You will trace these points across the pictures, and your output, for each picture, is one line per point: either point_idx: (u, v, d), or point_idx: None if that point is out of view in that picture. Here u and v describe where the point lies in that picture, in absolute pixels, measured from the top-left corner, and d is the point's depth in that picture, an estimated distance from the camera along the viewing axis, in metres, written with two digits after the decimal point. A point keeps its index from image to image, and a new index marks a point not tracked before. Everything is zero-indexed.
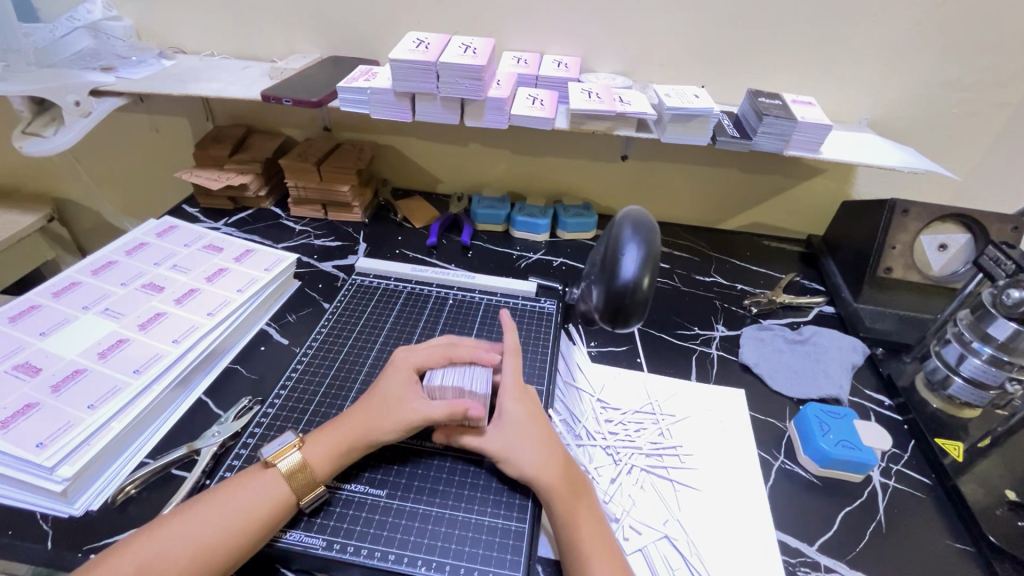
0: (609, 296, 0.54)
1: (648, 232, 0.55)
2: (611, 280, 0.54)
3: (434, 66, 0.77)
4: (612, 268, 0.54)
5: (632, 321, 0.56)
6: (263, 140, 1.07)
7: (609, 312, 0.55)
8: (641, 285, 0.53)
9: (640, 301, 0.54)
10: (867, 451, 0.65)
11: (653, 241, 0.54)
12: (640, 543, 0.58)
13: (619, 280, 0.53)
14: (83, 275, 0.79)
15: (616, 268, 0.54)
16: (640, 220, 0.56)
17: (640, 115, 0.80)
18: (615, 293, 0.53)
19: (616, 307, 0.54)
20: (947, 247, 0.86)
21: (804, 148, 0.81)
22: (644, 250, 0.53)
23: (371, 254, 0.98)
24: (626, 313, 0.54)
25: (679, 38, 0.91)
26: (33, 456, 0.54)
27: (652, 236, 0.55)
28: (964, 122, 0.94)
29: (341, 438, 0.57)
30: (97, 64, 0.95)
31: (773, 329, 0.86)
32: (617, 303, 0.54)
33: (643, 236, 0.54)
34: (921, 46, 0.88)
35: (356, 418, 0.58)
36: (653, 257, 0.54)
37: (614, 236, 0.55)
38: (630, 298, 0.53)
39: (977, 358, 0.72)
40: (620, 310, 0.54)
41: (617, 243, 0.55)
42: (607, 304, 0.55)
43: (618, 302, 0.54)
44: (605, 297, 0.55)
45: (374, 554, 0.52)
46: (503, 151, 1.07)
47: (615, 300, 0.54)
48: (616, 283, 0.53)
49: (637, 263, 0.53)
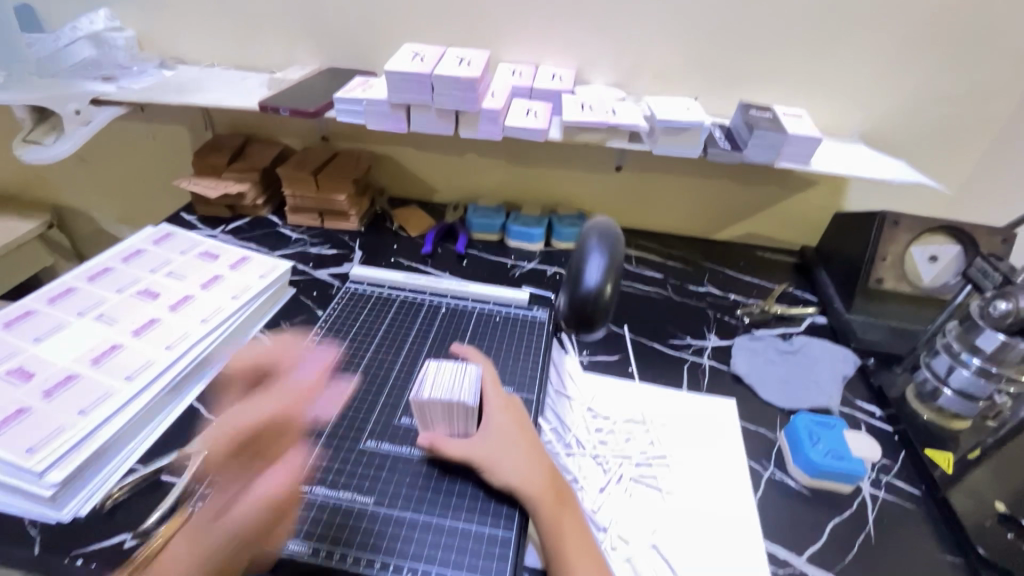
0: (573, 302, 0.56)
1: (612, 243, 0.57)
2: (575, 286, 0.56)
3: (429, 77, 0.78)
4: (576, 276, 0.57)
5: (596, 328, 0.58)
6: (261, 148, 1.08)
7: (573, 319, 0.58)
8: (602, 292, 0.55)
9: (602, 308, 0.56)
10: (856, 462, 0.65)
11: (617, 251, 0.57)
12: (628, 552, 0.58)
13: (581, 287, 0.56)
14: (79, 281, 0.80)
15: (579, 275, 0.56)
16: (605, 230, 0.59)
17: (632, 126, 0.81)
18: (578, 300, 0.56)
19: (579, 313, 0.56)
20: (938, 259, 0.87)
21: (794, 160, 0.82)
22: (607, 259, 0.56)
23: (366, 262, 0.99)
24: (589, 320, 0.57)
25: (672, 52, 0.93)
26: (24, 460, 0.55)
27: (616, 246, 0.57)
28: (955, 134, 0.95)
29: (194, 544, 0.49)
30: (98, 74, 0.96)
31: (765, 339, 0.86)
32: (578, 309, 0.56)
33: (607, 246, 0.57)
34: (910, 60, 0.89)
35: (207, 517, 0.51)
36: (615, 266, 0.56)
37: (580, 245, 0.58)
38: (591, 305, 0.56)
39: (966, 369, 0.72)
40: (583, 316, 0.57)
41: (582, 252, 0.58)
42: (570, 311, 0.57)
43: (580, 309, 0.56)
44: (568, 303, 0.57)
45: (359, 562, 0.52)
46: (499, 161, 1.08)
47: (577, 306, 0.56)
48: (577, 290, 0.56)
49: (600, 272, 0.56)
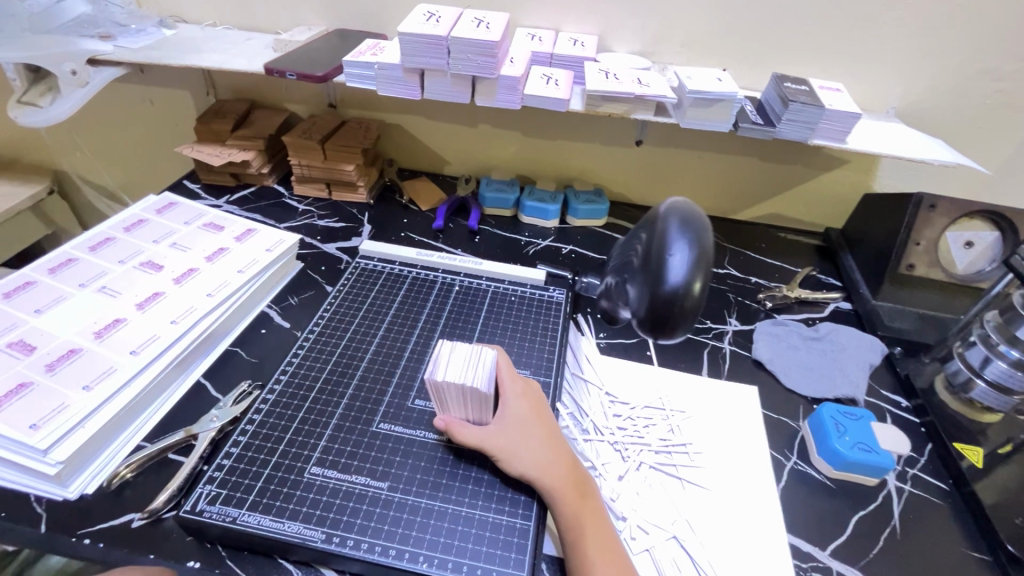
0: (654, 303, 0.49)
1: (698, 228, 0.49)
2: (656, 283, 0.49)
3: (445, 40, 0.73)
4: (656, 271, 0.49)
5: (677, 331, 0.50)
6: (267, 115, 1.04)
7: (651, 322, 0.50)
8: (692, 290, 0.48)
9: (689, 310, 0.49)
10: (884, 455, 0.63)
11: (705, 238, 0.49)
12: (647, 543, 0.57)
13: (665, 285, 0.48)
14: (80, 251, 0.77)
15: (661, 270, 0.48)
16: (689, 214, 0.51)
17: (659, 97, 0.76)
18: (661, 300, 0.48)
19: (663, 315, 0.49)
20: (974, 245, 0.83)
21: (831, 137, 0.78)
22: (695, 248, 0.48)
23: (376, 236, 0.95)
24: (673, 324, 0.49)
25: (701, 19, 0.87)
26: (27, 437, 0.53)
27: (703, 233, 0.49)
28: (998, 113, 0.90)
29: None
30: (94, 31, 0.90)
31: (789, 324, 0.83)
32: (662, 310, 0.49)
33: (693, 232, 0.49)
34: (955, 32, 0.83)
35: None
36: (705, 257, 0.48)
37: (658, 231, 0.50)
38: (678, 307, 0.48)
39: (1003, 361, 0.72)
40: (666, 319, 0.49)
41: (662, 241, 0.49)
42: (649, 313, 0.50)
43: (664, 310, 0.48)
44: (647, 303, 0.50)
45: (374, 549, 0.51)
46: (513, 132, 1.03)
47: (660, 309, 0.49)
48: (662, 288, 0.48)
49: (688, 265, 0.48)
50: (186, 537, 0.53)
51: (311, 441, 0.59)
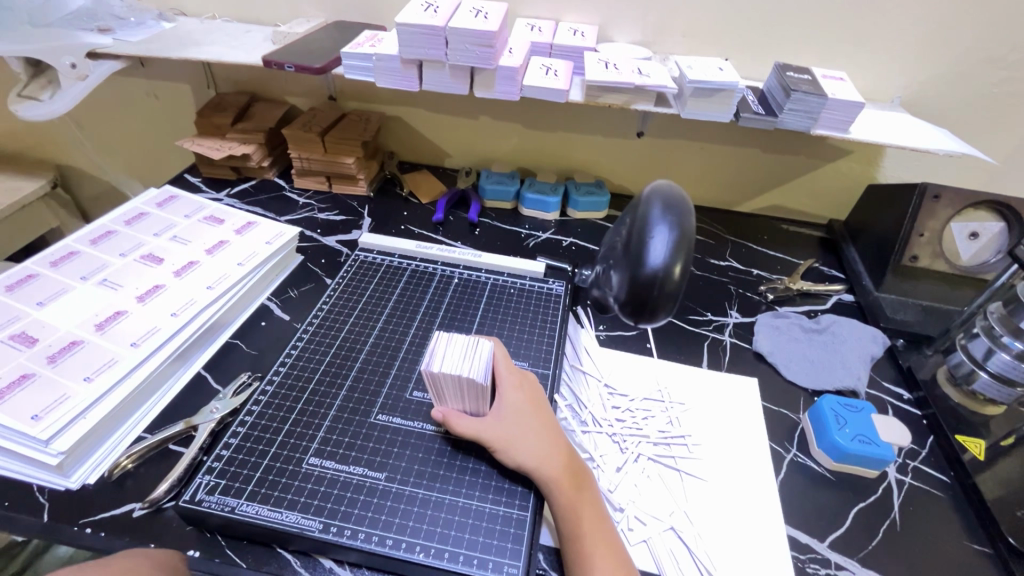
0: (634, 287, 0.49)
1: (680, 210, 0.49)
2: (637, 267, 0.48)
3: (443, 31, 0.73)
4: (637, 254, 0.48)
5: (658, 315, 0.51)
6: (267, 108, 1.04)
7: (632, 306, 0.50)
8: (672, 273, 0.48)
9: (670, 293, 0.49)
10: (884, 446, 0.62)
11: (687, 221, 0.49)
12: (645, 533, 0.57)
13: (646, 268, 0.48)
14: (81, 244, 0.77)
15: (642, 254, 0.48)
16: (671, 197, 0.50)
17: (659, 87, 0.76)
18: (642, 284, 0.48)
19: (643, 298, 0.49)
20: (979, 235, 0.82)
21: (834, 127, 0.77)
22: (676, 231, 0.48)
23: (375, 228, 0.95)
24: (653, 307, 0.49)
25: (703, 7, 0.86)
26: (28, 428, 0.53)
27: (685, 216, 0.49)
28: (1004, 102, 0.88)
29: None
30: (95, 25, 0.91)
31: (790, 317, 0.83)
32: (643, 294, 0.49)
33: (675, 215, 0.48)
34: (961, 20, 0.82)
35: None
36: (686, 240, 0.48)
37: (641, 215, 0.50)
38: (658, 290, 0.48)
39: (1007, 353, 0.71)
40: (646, 302, 0.49)
41: (644, 224, 0.49)
42: (630, 296, 0.50)
43: (644, 293, 0.48)
44: (628, 288, 0.49)
45: (372, 539, 0.51)
46: (513, 124, 1.03)
47: (641, 292, 0.48)
48: (643, 271, 0.48)
49: (668, 248, 0.47)
50: (186, 526, 0.54)
51: (309, 432, 0.59)
